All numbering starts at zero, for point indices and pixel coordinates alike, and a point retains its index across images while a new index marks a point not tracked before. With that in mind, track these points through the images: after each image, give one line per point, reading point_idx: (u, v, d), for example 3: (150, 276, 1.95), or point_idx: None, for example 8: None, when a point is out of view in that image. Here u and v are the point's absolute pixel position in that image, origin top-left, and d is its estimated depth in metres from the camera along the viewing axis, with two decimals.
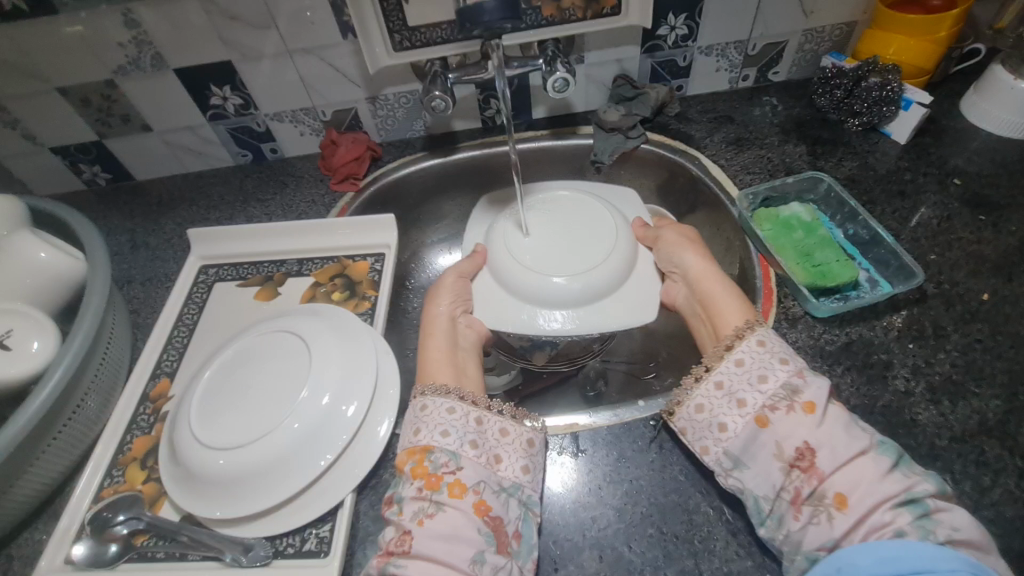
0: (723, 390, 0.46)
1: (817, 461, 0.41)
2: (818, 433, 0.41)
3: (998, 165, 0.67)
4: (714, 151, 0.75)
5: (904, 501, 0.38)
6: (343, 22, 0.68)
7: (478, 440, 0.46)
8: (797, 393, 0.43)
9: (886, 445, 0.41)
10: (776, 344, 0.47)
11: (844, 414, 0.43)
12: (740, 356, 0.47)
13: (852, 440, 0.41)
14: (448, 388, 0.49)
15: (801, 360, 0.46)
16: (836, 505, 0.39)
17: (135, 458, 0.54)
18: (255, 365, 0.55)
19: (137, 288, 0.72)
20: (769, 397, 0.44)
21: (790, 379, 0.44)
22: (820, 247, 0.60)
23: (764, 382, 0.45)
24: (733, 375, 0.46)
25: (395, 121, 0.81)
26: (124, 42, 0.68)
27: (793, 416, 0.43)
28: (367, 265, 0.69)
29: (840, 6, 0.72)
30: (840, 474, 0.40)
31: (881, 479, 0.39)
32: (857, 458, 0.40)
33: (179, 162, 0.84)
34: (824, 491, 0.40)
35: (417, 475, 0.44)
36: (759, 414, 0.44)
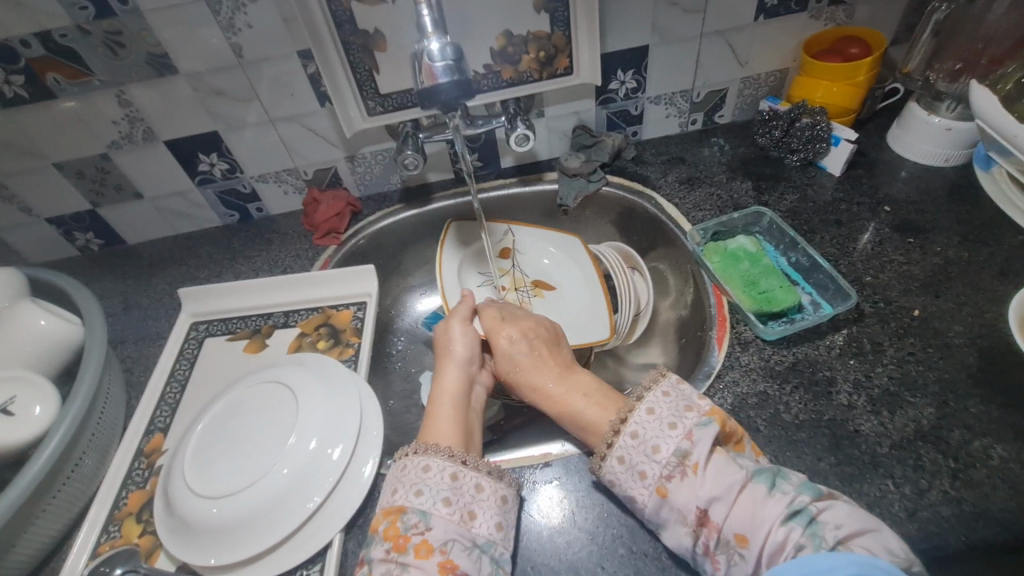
0: (638, 440, 0.48)
1: (711, 516, 0.44)
2: (702, 489, 0.44)
3: (923, 191, 0.74)
4: (668, 191, 0.82)
5: (789, 516, 0.42)
6: (321, 92, 0.75)
7: (452, 497, 0.49)
8: (685, 457, 0.46)
9: (760, 473, 0.45)
10: (665, 407, 0.49)
11: (722, 458, 0.46)
12: (632, 430, 0.49)
13: (730, 479, 0.44)
14: (437, 446, 0.52)
15: (693, 415, 0.48)
16: (739, 543, 0.43)
17: (130, 513, 0.57)
18: (244, 416, 0.58)
19: (130, 347, 0.75)
20: (664, 467, 0.46)
21: (679, 444, 0.46)
22: (765, 275, 0.66)
23: (657, 453, 0.47)
24: (647, 426, 0.48)
25: (373, 176, 0.87)
26: (118, 119, 0.73)
27: (686, 481, 0.45)
28: (350, 313, 0.73)
29: (770, 57, 0.80)
30: (730, 517, 0.43)
31: (762, 506, 0.43)
32: (741, 494, 0.44)
33: (168, 225, 0.88)
34: (726, 534, 0.43)
35: (389, 536, 0.47)
36: (659, 485, 0.46)
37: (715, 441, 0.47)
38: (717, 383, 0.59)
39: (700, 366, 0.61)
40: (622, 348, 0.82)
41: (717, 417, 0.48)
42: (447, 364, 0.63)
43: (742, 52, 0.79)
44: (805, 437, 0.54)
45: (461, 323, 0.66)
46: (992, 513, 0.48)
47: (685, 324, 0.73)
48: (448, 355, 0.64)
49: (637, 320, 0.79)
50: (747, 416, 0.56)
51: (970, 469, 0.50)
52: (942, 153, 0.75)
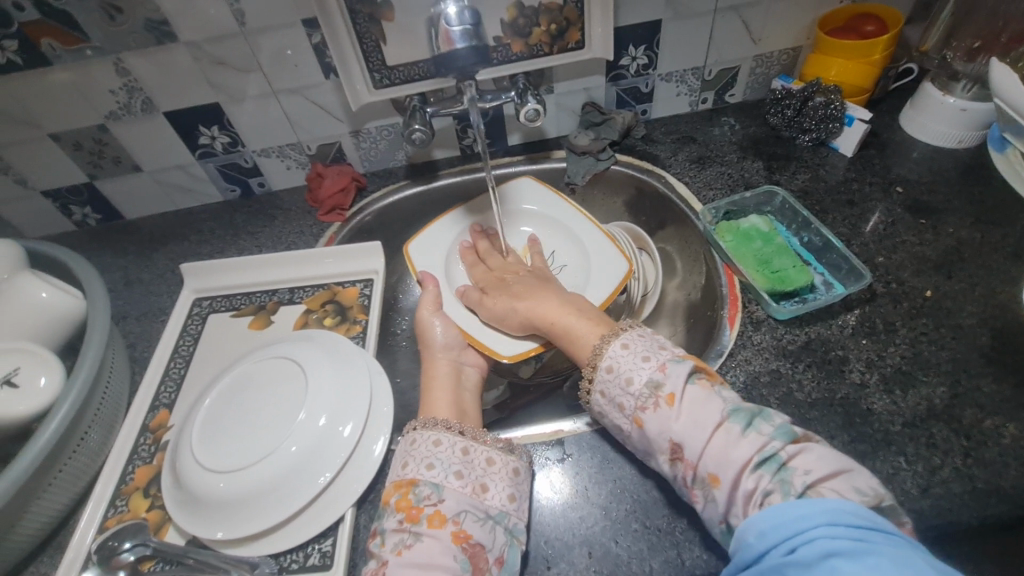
0: (614, 374, 0.49)
1: (686, 451, 0.44)
2: (677, 423, 0.45)
3: (935, 173, 0.74)
4: (678, 170, 0.81)
5: (760, 461, 0.42)
6: (326, 64, 0.72)
7: (463, 470, 0.48)
8: (659, 388, 0.47)
9: (737, 412, 0.45)
10: (640, 344, 0.50)
11: (706, 393, 0.46)
12: (609, 364, 0.50)
13: (706, 418, 0.45)
14: (437, 420, 0.52)
15: (665, 352, 0.49)
16: (712, 484, 0.43)
17: (138, 487, 0.56)
18: (254, 390, 0.58)
19: (132, 323, 0.74)
20: (638, 398, 0.47)
21: (653, 375, 0.48)
22: (778, 254, 0.65)
23: (632, 384, 0.48)
24: (622, 359, 0.50)
25: (378, 153, 0.85)
26: (115, 88, 0.71)
27: (660, 411, 0.46)
28: (357, 290, 0.72)
29: (784, 33, 0.79)
30: (706, 456, 0.43)
31: (733, 447, 0.43)
32: (715, 433, 0.44)
33: (168, 199, 0.86)
34: (700, 473, 0.44)
35: (401, 508, 0.47)
36: (635, 415, 0.47)
37: (696, 375, 0.48)
38: (728, 362, 0.59)
39: (712, 345, 0.61)
40: None
41: (687, 355, 0.49)
42: (429, 354, 0.62)
43: (756, 29, 0.77)
44: (818, 415, 0.54)
45: (433, 311, 0.65)
46: (1004, 490, 0.48)
47: (695, 305, 0.73)
48: (430, 346, 0.62)
49: (645, 302, 0.77)
50: (759, 395, 0.56)
51: (982, 448, 0.50)
52: (956, 134, 0.74)
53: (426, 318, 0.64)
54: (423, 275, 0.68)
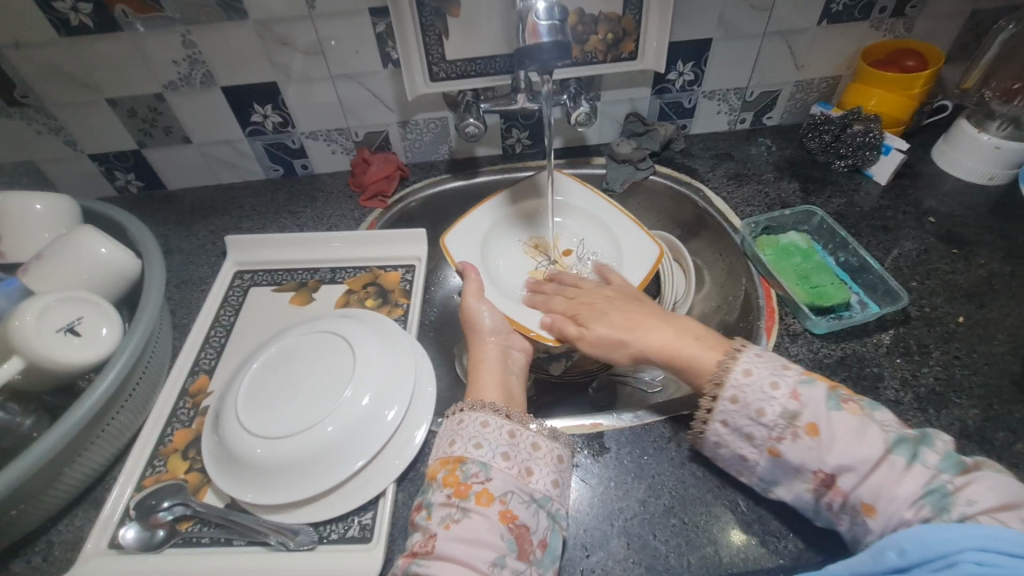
0: (739, 404, 0.46)
1: (839, 481, 0.43)
2: (829, 455, 0.43)
3: (967, 206, 0.76)
4: (716, 185, 0.83)
5: (923, 495, 0.40)
6: (386, 53, 0.74)
7: (510, 452, 0.49)
8: (796, 418, 0.44)
9: (901, 443, 0.42)
10: (761, 368, 0.47)
11: (857, 418, 0.44)
12: (732, 394, 0.47)
13: (864, 453, 0.42)
14: (483, 403, 0.52)
15: (792, 374, 0.46)
16: (866, 513, 0.42)
17: (176, 449, 0.57)
18: (298, 364, 0.58)
19: (171, 290, 0.74)
20: (772, 429, 0.45)
21: (787, 405, 0.45)
22: (816, 270, 0.67)
23: (763, 414, 0.45)
24: (746, 389, 0.46)
25: (422, 145, 0.87)
26: (179, 59, 0.72)
27: (801, 442, 0.44)
28: (398, 275, 0.73)
29: (827, 62, 0.82)
30: (863, 487, 0.42)
31: (899, 482, 0.41)
32: (878, 467, 0.42)
33: (211, 173, 0.87)
34: (852, 501, 0.43)
35: (449, 483, 0.47)
36: (769, 445, 0.45)
37: (837, 397, 0.45)
38: None
39: None
40: None
41: (817, 377, 0.47)
42: (478, 338, 0.63)
43: (801, 55, 0.80)
44: None
45: (477, 298, 0.66)
46: None
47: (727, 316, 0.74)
48: (478, 331, 0.64)
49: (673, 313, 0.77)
50: None
51: (1014, 470, 0.52)
52: (987, 171, 0.77)
53: (472, 306, 0.65)
54: (463, 266, 0.69)
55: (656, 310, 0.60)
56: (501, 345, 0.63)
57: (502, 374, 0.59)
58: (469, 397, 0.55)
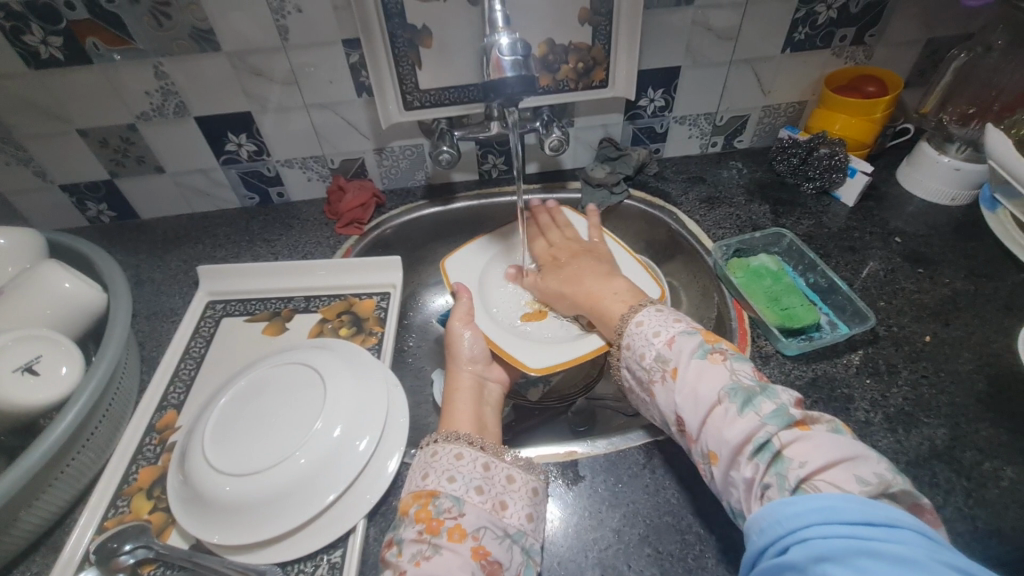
0: (631, 350, 0.55)
1: (688, 424, 0.48)
2: (681, 396, 0.49)
3: (931, 226, 0.78)
4: (689, 208, 0.84)
5: (755, 448, 0.43)
6: (360, 82, 0.75)
7: (484, 486, 0.48)
8: (666, 362, 0.52)
9: (736, 394, 0.46)
10: (654, 320, 0.56)
11: (715, 367, 0.49)
12: (628, 342, 0.56)
13: (707, 396, 0.47)
14: (459, 434, 0.52)
15: (679, 326, 0.54)
16: (711, 460, 0.46)
17: (141, 488, 0.55)
18: (269, 395, 0.57)
19: (141, 321, 0.73)
20: (649, 371, 0.52)
21: (662, 350, 0.52)
22: (786, 292, 0.69)
23: (645, 358, 0.53)
24: (638, 337, 0.55)
25: (399, 171, 0.87)
26: (151, 90, 0.72)
27: (667, 385, 0.51)
28: (374, 303, 0.72)
29: (792, 88, 0.84)
30: (704, 432, 0.46)
31: (729, 427, 0.45)
32: (715, 411, 0.46)
33: (186, 202, 0.87)
34: (702, 449, 0.46)
35: (420, 518, 0.46)
36: (649, 389, 0.52)
37: (705, 347, 0.51)
38: None
39: None
40: None
41: (698, 328, 0.54)
42: (455, 365, 0.63)
43: (767, 81, 0.82)
44: None
45: (462, 322, 0.66)
46: (1004, 531, 0.49)
47: None
48: (456, 358, 0.63)
49: None
50: None
51: (983, 489, 0.52)
52: (949, 192, 0.79)
53: (456, 329, 0.65)
54: (456, 287, 0.70)
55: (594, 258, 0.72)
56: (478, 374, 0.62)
57: (478, 408, 0.58)
58: (442, 428, 0.55)
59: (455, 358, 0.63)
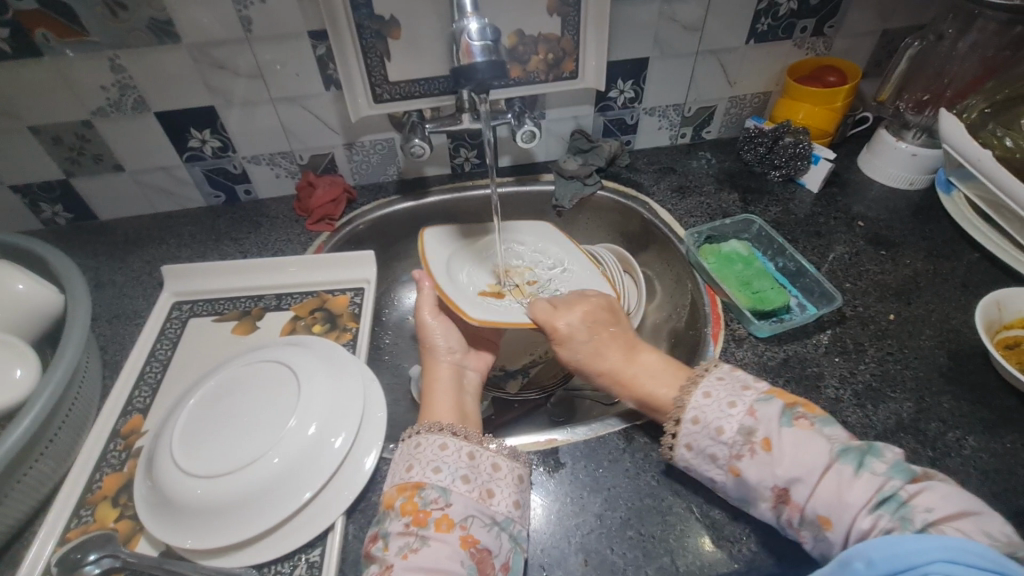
0: (700, 425, 0.49)
1: (793, 494, 0.45)
2: (781, 468, 0.45)
3: (892, 211, 0.80)
4: (660, 198, 0.85)
5: (877, 503, 0.42)
6: (327, 75, 0.74)
7: (470, 475, 0.48)
8: (752, 434, 0.47)
9: (846, 453, 0.44)
10: (721, 391, 0.50)
11: (806, 433, 0.46)
12: (693, 415, 0.50)
13: (813, 462, 0.45)
14: (442, 425, 0.51)
15: (750, 393, 0.49)
16: (823, 525, 0.43)
17: (105, 496, 0.53)
18: (240, 396, 0.56)
19: (103, 325, 0.70)
20: (732, 447, 0.47)
21: (744, 422, 0.48)
22: (757, 276, 0.70)
23: (722, 433, 0.48)
24: (707, 410, 0.50)
25: (370, 166, 0.86)
26: (107, 85, 0.70)
27: (757, 458, 0.46)
28: (347, 299, 0.71)
29: (756, 78, 0.86)
30: (814, 499, 0.44)
31: (848, 490, 0.43)
32: (824, 477, 0.44)
33: (147, 202, 0.84)
34: (810, 516, 0.44)
35: (407, 511, 0.46)
36: (731, 465, 0.47)
37: (791, 412, 0.48)
38: None
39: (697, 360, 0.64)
40: None
41: (774, 393, 0.49)
42: (432, 356, 0.62)
43: (732, 72, 0.84)
44: None
45: (432, 312, 0.65)
46: None
47: (676, 326, 0.76)
48: (432, 348, 0.63)
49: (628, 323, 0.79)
50: None
51: (947, 458, 0.54)
52: (906, 177, 0.82)
53: (427, 319, 0.64)
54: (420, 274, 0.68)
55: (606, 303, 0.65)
56: (456, 363, 0.62)
57: (456, 399, 0.58)
58: (422, 420, 0.54)
59: (428, 349, 0.63)
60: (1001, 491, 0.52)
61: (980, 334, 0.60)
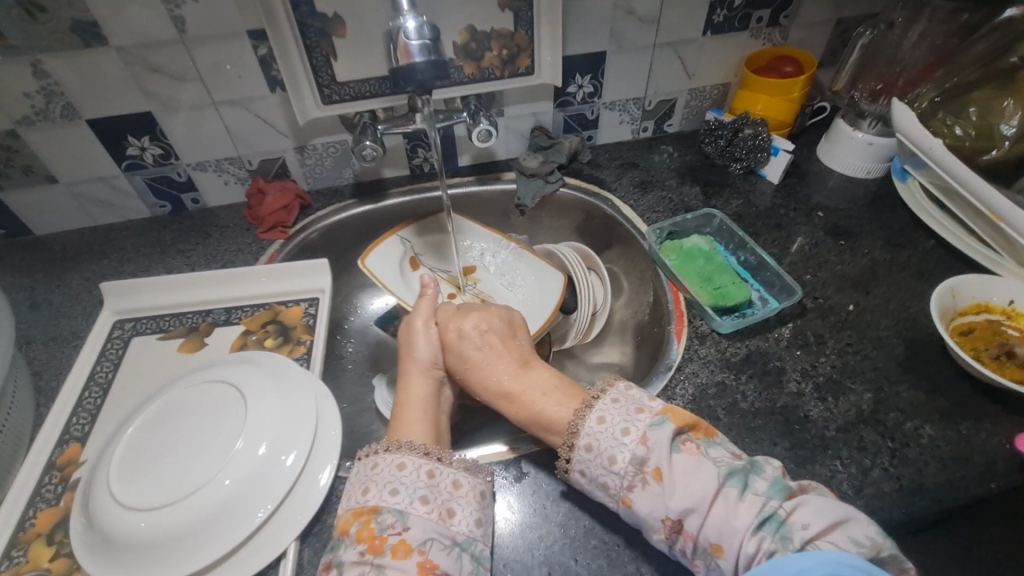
0: (594, 452, 0.48)
1: (686, 524, 0.44)
2: (672, 499, 0.44)
3: (850, 200, 0.81)
4: (623, 194, 0.84)
5: (760, 524, 0.42)
6: (272, 77, 0.70)
7: (429, 495, 0.46)
8: (644, 463, 0.45)
9: (732, 475, 0.44)
10: (615, 414, 0.48)
11: (693, 458, 0.45)
12: (586, 442, 0.48)
13: (701, 489, 0.43)
14: (404, 443, 0.49)
15: (645, 416, 0.47)
16: (715, 553, 0.43)
17: (40, 534, 0.50)
18: (184, 419, 0.53)
19: (38, 349, 0.66)
20: (624, 477, 0.46)
21: (636, 450, 0.46)
22: (718, 271, 0.70)
23: (615, 462, 0.46)
24: (599, 436, 0.48)
25: (324, 170, 0.83)
26: (31, 92, 0.65)
27: (649, 488, 0.45)
28: (301, 310, 0.68)
29: (715, 70, 0.85)
30: (706, 527, 0.43)
31: (734, 515, 0.42)
32: (715, 502, 0.43)
33: (86, 214, 0.79)
34: (703, 544, 0.43)
35: (361, 538, 0.44)
36: (623, 495, 0.46)
37: (679, 438, 0.46)
38: (676, 375, 0.61)
39: (660, 359, 0.63)
40: (579, 347, 0.81)
41: (671, 413, 0.48)
42: (410, 369, 0.60)
43: (691, 64, 0.83)
44: (761, 424, 0.57)
45: (426, 322, 0.62)
46: (926, 486, 0.52)
47: (642, 323, 0.75)
48: (413, 359, 0.60)
49: (594, 320, 0.78)
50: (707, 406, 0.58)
51: (906, 448, 0.55)
52: (863, 165, 0.82)
53: (416, 327, 0.62)
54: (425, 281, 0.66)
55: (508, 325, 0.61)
56: (435, 378, 0.60)
57: (428, 418, 0.55)
58: (389, 436, 0.52)
59: (409, 360, 0.60)
60: (956, 479, 0.53)
61: (935, 322, 0.61)
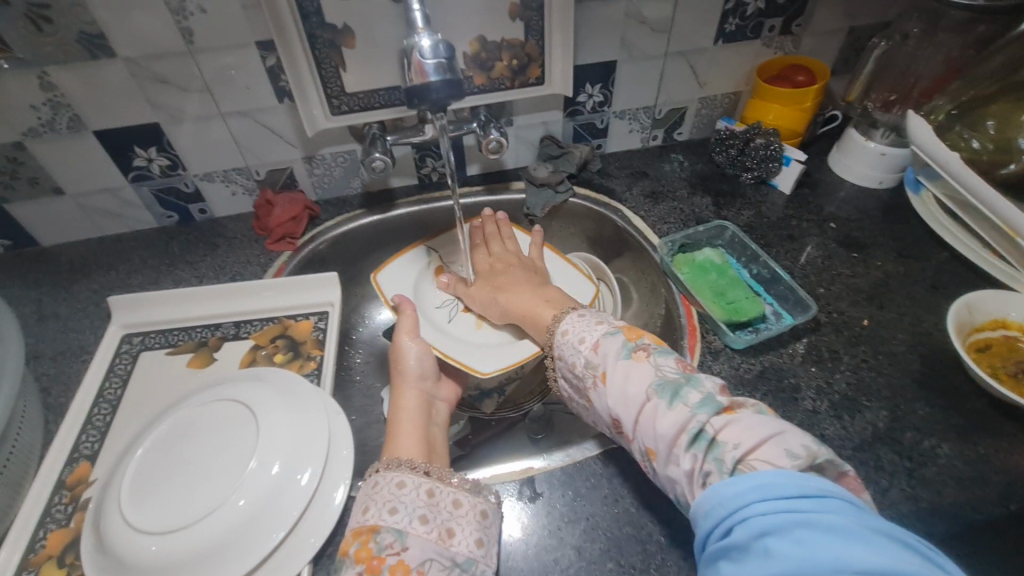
0: (564, 360, 0.54)
1: (624, 425, 0.48)
2: (610, 398, 0.49)
3: (862, 211, 0.80)
4: (633, 204, 0.83)
5: (688, 440, 0.43)
6: (280, 87, 0.70)
7: (428, 514, 0.45)
8: (595, 367, 0.51)
9: (664, 388, 0.46)
10: (578, 329, 0.55)
11: (639, 364, 0.49)
12: (558, 353, 0.55)
13: (636, 392, 0.47)
14: (401, 461, 0.49)
15: (601, 329, 0.53)
16: (652, 457, 0.45)
17: (51, 556, 0.49)
18: (195, 440, 0.52)
19: (45, 364, 0.66)
20: (581, 379, 0.52)
21: (590, 356, 0.52)
22: (731, 285, 0.69)
23: (575, 367, 0.53)
24: (566, 347, 0.54)
25: (331, 180, 0.82)
26: (38, 104, 0.64)
27: (599, 389, 0.50)
28: (310, 324, 0.68)
29: (726, 79, 0.84)
30: (639, 431, 0.46)
31: (659, 420, 0.44)
32: (646, 406, 0.46)
33: (93, 226, 0.79)
34: (641, 448, 0.46)
35: (361, 559, 0.43)
36: (588, 397, 0.52)
37: (631, 348, 0.50)
38: None
39: None
40: None
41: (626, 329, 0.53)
42: (402, 382, 0.59)
43: (702, 73, 0.82)
44: None
45: (410, 337, 0.62)
46: (943, 506, 0.52)
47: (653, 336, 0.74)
48: (403, 374, 0.59)
49: None
50: None
51: (923, 468, 0.54)
52: (877, 176, 0.81)
53: (403, 343, 0.61)
54: (400, 299, 0.65)
55: (535, 279, 0.68)
56: (428, 393, 0.59)
57: (419, 434, 0.54)
58: (383, 455, 0.51)
59: (400, 375, 0.59)
60: (975, 500, 0.52)
61: (951, 338, 0.60)
